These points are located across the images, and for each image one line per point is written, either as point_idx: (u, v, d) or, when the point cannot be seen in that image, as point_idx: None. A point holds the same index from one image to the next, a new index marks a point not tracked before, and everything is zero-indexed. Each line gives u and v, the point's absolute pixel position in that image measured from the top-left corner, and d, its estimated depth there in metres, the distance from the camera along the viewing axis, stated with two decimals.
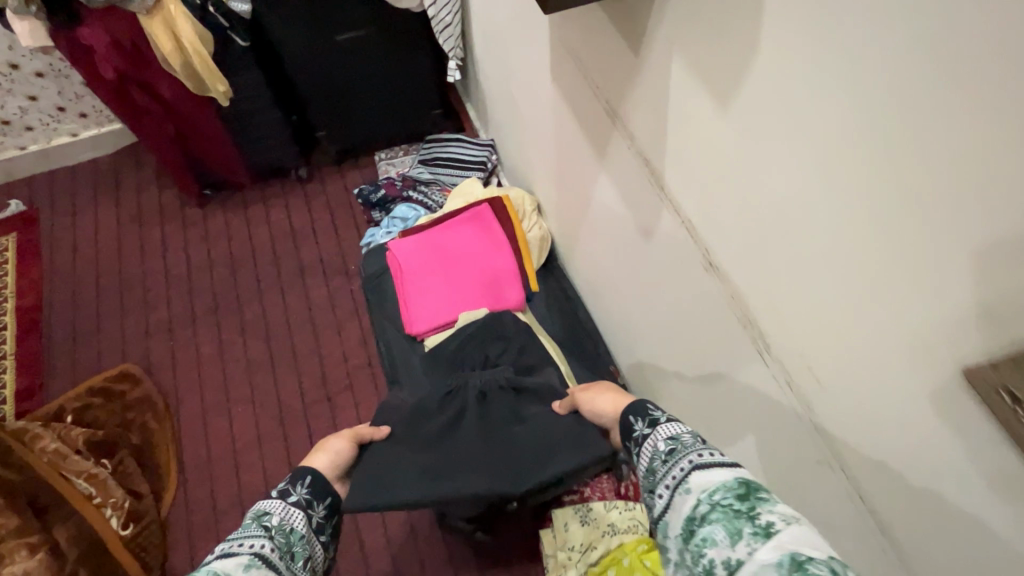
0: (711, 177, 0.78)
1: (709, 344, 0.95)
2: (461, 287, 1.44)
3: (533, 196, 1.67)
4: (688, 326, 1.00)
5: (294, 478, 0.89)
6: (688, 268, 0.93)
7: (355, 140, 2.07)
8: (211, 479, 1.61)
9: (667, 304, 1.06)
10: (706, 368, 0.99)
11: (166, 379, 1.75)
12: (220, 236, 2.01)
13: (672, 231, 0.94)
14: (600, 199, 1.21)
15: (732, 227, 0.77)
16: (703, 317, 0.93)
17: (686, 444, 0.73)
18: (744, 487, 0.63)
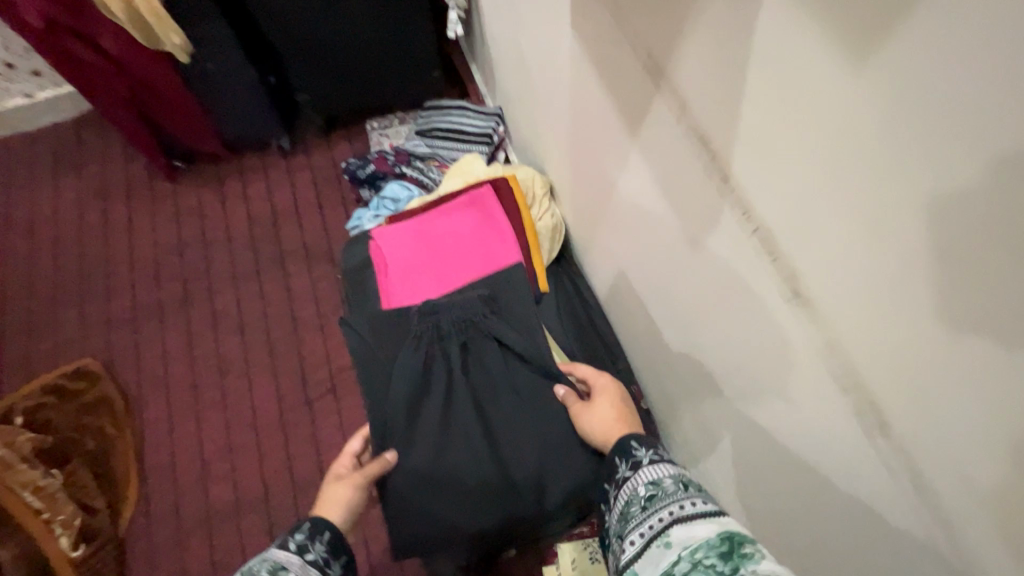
0: (814, 170, 0.53)
1: (778, 386, 0.72)
2: (451, 270, 1.23)
3: (545, 177, 1.42)
4: (746, 358, 0.77)
5: (307, 528, 0.80)
6: (754, 289, 0.69)
7: (344, 106, 1.81)
8: (175, 493, 1.43)
9: (714, 326, 0.83)
10: (770, 413, 0.76)
11: (129, 377, 1.56)
12: (192, 215, 1.79)
13: (733, 238, 0.69)
14: (628, 186, 0.97)
15: (838, 247, 0.54)
16: (775, 352, 0.70)
17: (668, 490, 0.73)
18: (727, 544, 0.59)
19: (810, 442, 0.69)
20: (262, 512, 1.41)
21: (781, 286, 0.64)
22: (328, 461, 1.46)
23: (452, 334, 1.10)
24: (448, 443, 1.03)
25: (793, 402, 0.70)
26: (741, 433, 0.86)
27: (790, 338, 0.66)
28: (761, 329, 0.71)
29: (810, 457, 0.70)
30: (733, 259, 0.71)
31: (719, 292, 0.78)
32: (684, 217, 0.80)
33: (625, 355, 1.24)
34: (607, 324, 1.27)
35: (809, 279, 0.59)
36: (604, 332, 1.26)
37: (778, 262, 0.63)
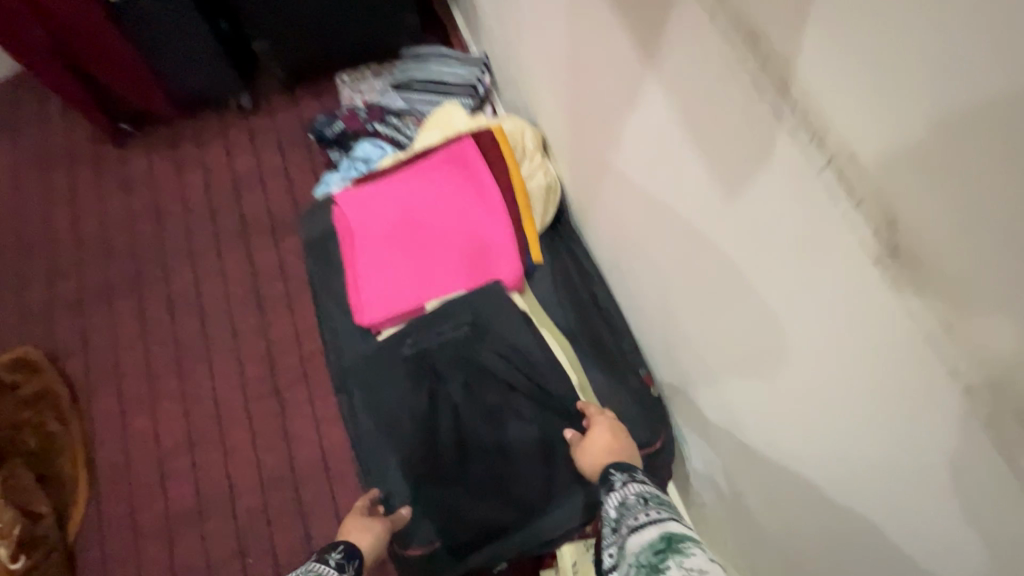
0: (956, 53, 0.34)
1: (853, 370, 0.54)
2: (439, 283, 1.02)
3: (537, 128, 1.22)
4: (805, 334, 0.60)
5: (343, 549, 0.85)
6: (820, 245, 0.52)
7: (308, 56, 1.62)
8: (130, 493, 1.28)
9: (757, 295, 0.65)
10: (836, 402, 0.59)
11: (76, 367, 1.39)
12: (143, 184, 1.59)
13: (794, 176, 0.52)
14: (641, 124, 0.79)
15: (990, 175, 0.35)
16: (851, 326, 0.52)
17: (629, 506, 0.71)
18: (664, 544, 0.63)
19: (893, 442, 0.52)
20: (228, 514, 1.26)
21: (872, 239, 0.45)
22: (301, 456, 1.31)
23: (449, 376, 0.93)
24: (457, 501, 0.89)
25: (874, 391, 0.53)
26: (790, 426, 0.69)
27: (880, 307, 0.47)
28: (833, 297, 0.53)
29: (889, 460, 0.54)
30: (797, 200, 0.53)
31: (767, 250, 0.60)
32: (725, 150, 0.61)
33: (631, 334, 1.07)
34: (611, 298, 1.09)
35: (917, 225, 0.41)
36: (607, 306, 1.08)
37: (875, 216, 0.44)
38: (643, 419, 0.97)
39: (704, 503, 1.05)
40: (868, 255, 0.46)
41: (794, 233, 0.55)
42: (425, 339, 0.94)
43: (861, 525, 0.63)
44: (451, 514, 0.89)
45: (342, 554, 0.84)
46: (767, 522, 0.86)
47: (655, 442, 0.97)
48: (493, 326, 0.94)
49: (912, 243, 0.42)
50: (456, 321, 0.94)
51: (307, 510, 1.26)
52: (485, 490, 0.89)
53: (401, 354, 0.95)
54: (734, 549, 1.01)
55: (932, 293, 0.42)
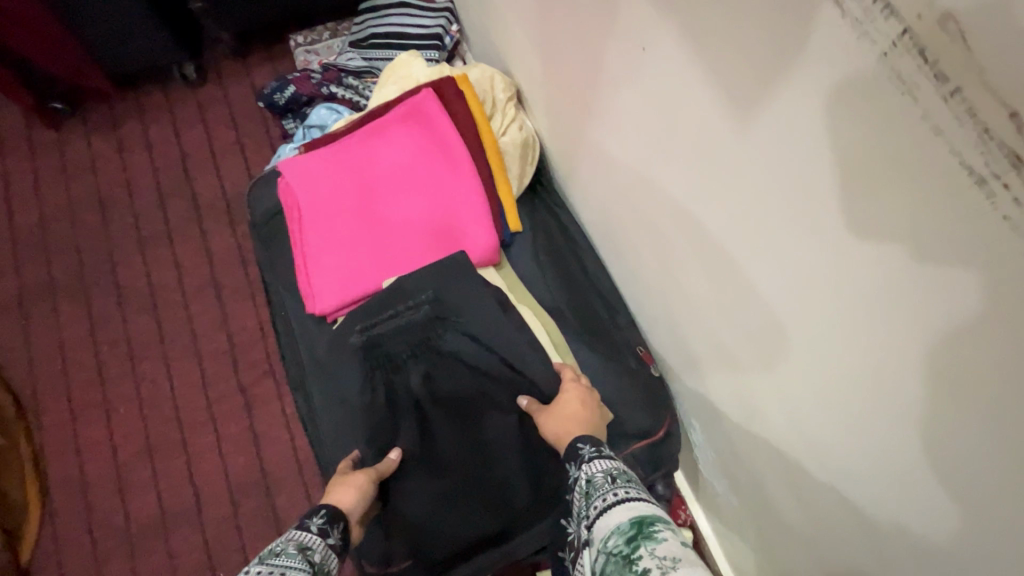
0: None
1: (926, 329, 0.42)
2: (396, 255, 0.89)
3: (510, 78, 1.07)
4: (854, 287, 0.47)
5: (325, 512, 0.68)
6: (879, 169, 0.40)
7: (254, 15, 1.43)
8: (87, 508, 1.17)
9: (792, 244, 0.52)
10: (893, 370, 0.47)
11: (20, 373, 1.27)
12: (83, 169, 1.45)
13: (852, 74, 0.39)
14: (626, 52, 0.67)
15: None
16: (925, 272, 0.40)
17: (595, 486, 0.60)
18: (635, 528, 0.53)
19: (998, 420, 0.39)
20: (195, 525, 1.16)
21: (977, 149, 0.33)
22: (271, 458, 1.20)
23: (406, 365, 0.80)
24: (423, 503, 0.77)
25: (958, 354, 0.40)
26: (832, 402, 0.57)
27: (982, 243, 0.35)
28: (901, 238, 0.40)
29: (992, 446, 0.40)
30: (849, 110, 0.40)
31: (802, 184, 0.47)
32: (738, 65, 0.49)
33: (626, 307, 0.94)
34: (601, 267, 0.96)
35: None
36: (597, 277, 0.95)
37: (982, 116, 0.32)
38: (644, 402, 0.85)
39: (718, 491, 0.94)
40: (967, 174, 0.34)
41: (845, 153, 0.42)
42: (374, 323, 0.80)
43: (930, 526, 0.51)
44: (418, 519, 0.77)
45: (324, 518, 0.68)
46: (791, 514, 0.75)
47: (658, 429, 0.84)
48: (453, 303, 0.81)
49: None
50: (412, 302, 0.81)
51: (280, 516, 1.16)
52: (455, 486, 0.78)
53: (350, 343, 0.81)
54: (750, 539, 0.91)
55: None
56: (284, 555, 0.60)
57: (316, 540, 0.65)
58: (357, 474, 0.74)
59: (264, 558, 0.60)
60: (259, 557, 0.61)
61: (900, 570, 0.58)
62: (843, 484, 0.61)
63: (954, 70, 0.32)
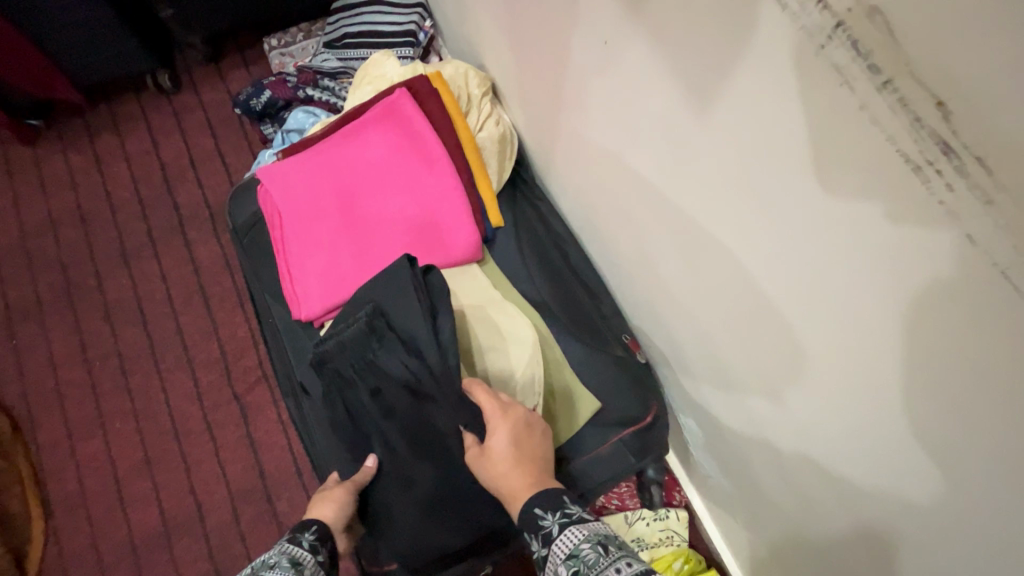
0: None
1: (890, 306, 0.43)
2: (380, 258, 0.90)
3: (484, 72, 1.08)
4: (824, 269, 0.48)
5: (315, 530, 0.70)
6: (832, 157, 0.41)
7: (224, 19, 1.42)
8: (90, 523, 1.18)
9: (757, 226, 0.53)
10: (862, 345, 0.48)
11: (12, 395, 1.27)
12: (62, 185, 1.44)
13: (796, 66, 0.40)
14: (591, 45, 0.68)
15: None
16: (885, 254, 0.41)
17: (589, 563, 0.53)
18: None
19: (960, 390, 0.41)
20: (199, 534, 1.17)
21: (910, 137, 0.34)
22: (269, 464, 1.21)
23: (355, 381, 0.76)
24: (407, 512, 0.78)
25: (921, 328, 0.41)
26: (811, 380, 0.58)
27: (924, 224, 0.36)
28: (860, 219, 0.41)
29: (958, 415, 0.42)
30: (802, 98, 0.41)
31: (768, 168, 0.48)
32: (702, 54, 0.50)
33: (610, 296, 0.95)
34: (585, 258, 0.97)
35: (977, 105, 0.30)
36: (581, 268, 0.96)
37: (912, 105, 0.33)
38: (632, 390, 0.86)
39: (709, 472, 0.96)
40: (903, 160, 0.35)
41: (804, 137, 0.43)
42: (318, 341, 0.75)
43: (906, 494, 0.53)
44: (401, 527, 0.79)
45: (314, 535, 0.70)
46: (778, 491, 0.77)
47: (647, 415, 0.86)
48: (393, 314, 0.78)
49: (973, 132, 0.30)
50: (350, 316, 0.77)
51: (282, 521, 1.17)
52: (435, 497, 0.78)
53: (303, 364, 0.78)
54: (741, 516, 0.93)
55: (1010, 203, 0.30)
56: (275, 569, 0.62)
57: (307, 556, 0.67)
58: (337, 488, 0.76)
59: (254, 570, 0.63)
60: (253, 570, 0.63)
61: (878, 536, 0.61)
62: (821, 459, 0.63)
63: (885, 62, 0.34)
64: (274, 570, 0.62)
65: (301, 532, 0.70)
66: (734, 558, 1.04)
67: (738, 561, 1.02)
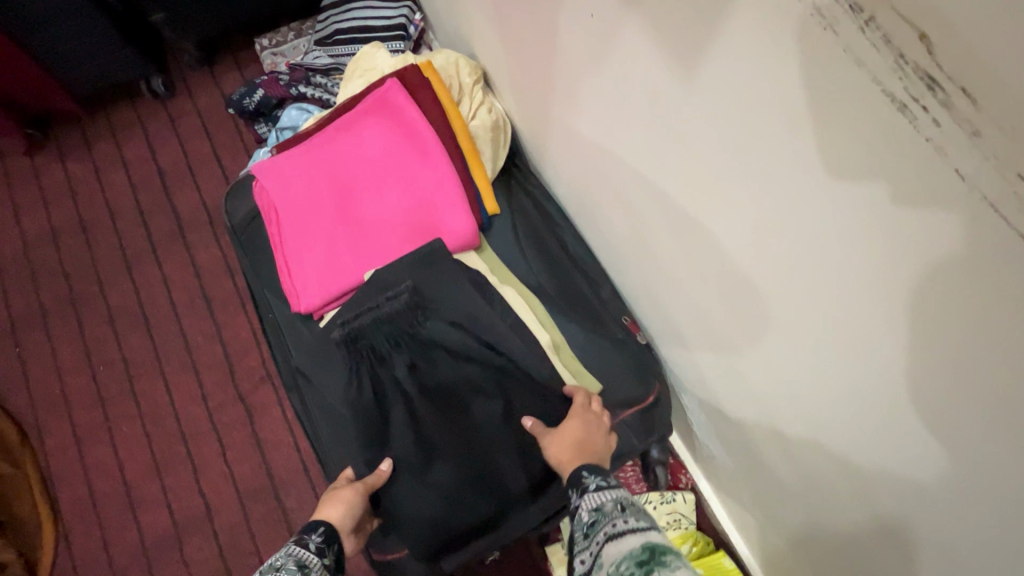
0: None
1: (880, 263, 0.42)
2: (374, 248, 0.90)
3: (474, 61, 1.08)
4: (815, 233, 0.48)
5: (323, 531, 0.71)
6: (818, 115, 0.41)
7: (215, 21, 1.42)
8: (101, 527, 1.19)
9: (748, 192, 0.53)
10: (852, 308, 0.48)
11: (19, 403, 1.28)
12: (61, 193, 1.45)
13: (779, 22, 0.40)
14: (576, 21, 0.67)
15: None
16: (877, 209, 0.40)
17: (605, 513, 0.58)
18: (646, 553, 0.49)
19: (952, 343, 0.40)
20: (208, 535, 1.17)
21: (895, 74, 0.34)
22: (277, 463, 1.21)
23: (389, 355, 0.81)
24: (419, 498, 0.78)
25: (910, 283, 0.41)
26: (808, 348, 0.57)
27: (911, 170, 0.36)
28: (848, 172, 0.41)
29: (950, 371, 0.41)
30: (785, 51, 0.41)
31: (755, 129, 0.48)
32: (686, 19, 0.50)
33: (609, 280, 0.95)
34: (581, 243, 0.97)
35: (960, 32, 0.29)
36: (578, 253, 0.96)
37: (896, 41, 0.33)
38: (633, 371, 0.86)
39: (713, 453, 0.96)
40: (890, 101, 0.35)
41: (789, 92, 0.42)
42: (355, 315, 0.80)
43: (902, 464, 0.52)
44: (415, 514, 0.78)
45: (322, 537, 0.71)
46: (782, 469, 0.77)
47: (648, 396, 0.86)
48: (432, 294, 0.82)
49: (956, 61, 0.30)
50: (391, 292, 0.82)
51: (291, 519, 1.17)
52: (446, 480, 0.79)
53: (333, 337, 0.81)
54: (748, 497, 0.93)
55: (996, 131, 0.30)
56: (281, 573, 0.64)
57: (314, 558, 0.68)
58: (346, 489, 0.76)
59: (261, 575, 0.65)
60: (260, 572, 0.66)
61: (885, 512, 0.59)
62: (824, 434, 0.63)
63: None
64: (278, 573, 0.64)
65: (310, 533, 0.72)
66: (744, 540, 1.03)
67: (748, 543, 1.02)
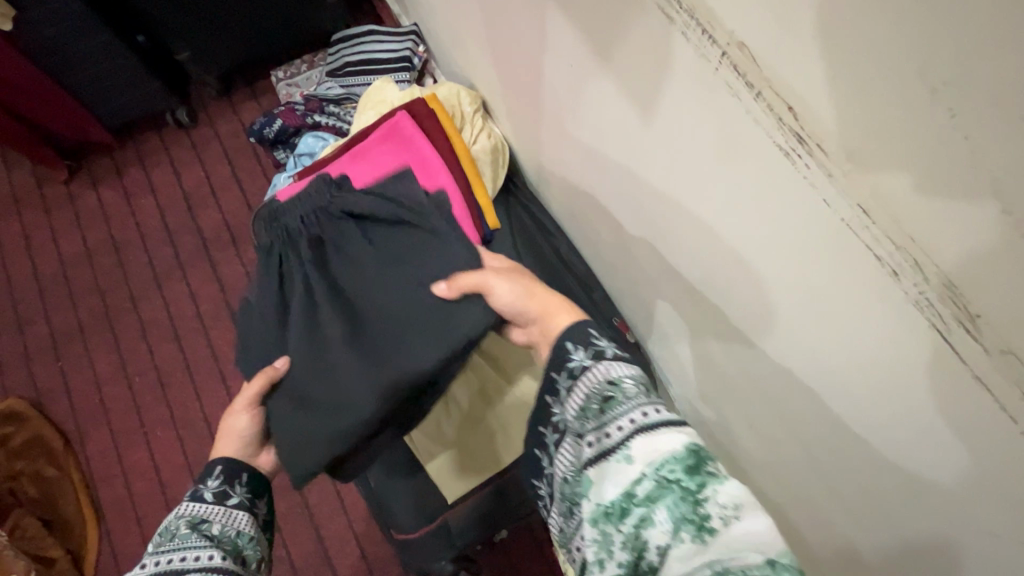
0: None
1: (810, 263, 0.53)
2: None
3: (474, 90, 1.20)
4: (755, 244, 0.59)
5: (220, 472, 0.67)
6: (749, 155, 0.53)
7: (235, 56, 1.55)
8: (140, 524, 1.29)
9: (702, 210, 0.66)
10: (790, 306, 0.59)
11: (61, 411, 1.39)
12: (95, 217, 1.56)
13: (715, 88, 0.53)
14: (561, 66, 0.80)
15: (855, 59, 0.39)
16: (789, 228, 0.53)
17: (629, 395, 0.53)
18: (692, 458, 0.48)
19: (853, 326, 0.52)
20: None
21: (779, 131, 0.48)
22: None
23: (299, 232, 0.75)
24: (322, 393, 0.68)
25: (821, 280, 0.53)
26: (764, 337, 0.67)
27: (802, 198, 0.50)
28: (768, 199, 0.54)
29: (858, 348, 0.53)
30: (717, 107, 0.54)
31: (707, 157, 0.59)
32: (648, 69, 0.61)
33: (601, 285, 1.06)
34: (575, 253, 1.08)
35: (814, 107, 0.44)
36: (572, 263, 1.06)
37: (775, 108, 0.47)
38: None
39: None
40: (779, 149, 0.49)
41: (723, 132, 0.55)
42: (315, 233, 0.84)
43: (842, 433, 0.62)
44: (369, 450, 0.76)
45: (220, 480, 0.66)
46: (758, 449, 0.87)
47: None
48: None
49: (815, 127, 0.45)
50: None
51: (313, 512, 1.26)
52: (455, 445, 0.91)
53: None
54: None
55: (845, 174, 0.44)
56: (178, 540, 0.59)
57: (214, 508, 0.64)
58: (236, 418, 0.72)
59: (156, 546, 0.59)
60: (153, 549, 0.59)
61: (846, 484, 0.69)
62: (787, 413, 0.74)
63: (756, 80, 0.48)
64: (171, 541, 0.59)
65: (206, 480, 0.67)
66: None
67: None
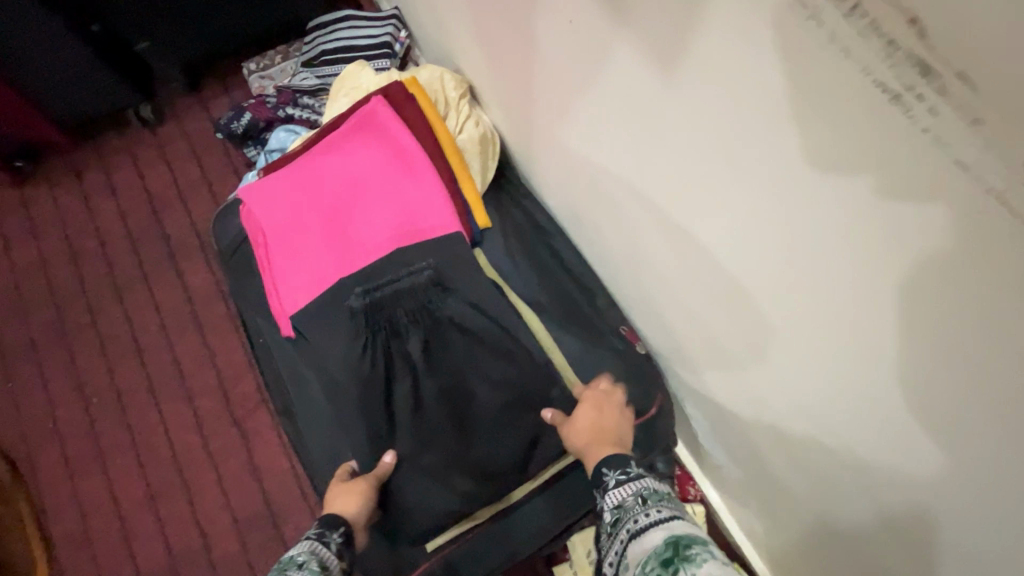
0: None
1: (892, 255, 0.42)
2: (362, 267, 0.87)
3: (460, 75, 1.08)
4: (814, 233, 0.48)
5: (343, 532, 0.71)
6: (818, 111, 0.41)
7: (204, 47, 1.43)
8: (95, 563, 1.16)
9: (743, 195, 0.54)
10: (862, 309, 0.48)
11: (10, 439, 1.25)
12: (52, 223, 1.44)
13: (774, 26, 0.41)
14: (563, 31, 0.69)
15: None
16: (864, 208, 0.42)
17: (627, 509, 0.60)
18: (671, 549, 0.50)
19: (969, 339, 0.40)
20: (205, 566, 1.14)
21: (886, 63, 0.35)
22: (274, 490, 1.19)
23: (406, 330, 0.82)
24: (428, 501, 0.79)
25: (917, 273, 0.41)
26: (821, 345, 0.55)
27: (915, 159, 0.36)
28: (848, 169, 0.41)
29: (965, 364, 0.41)
30: (778, 46, 0.42)
31: (753, 119, 0.47)
32: (670, 19, 0.51)
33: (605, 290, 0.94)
34: (575, 253, 0.96)
35: (946, 19, 0.31)
36: (573, 265, 0.95)
37: (883, 27, 0.34)
38: (633, 380, 0.84)
39: (721, 463, 0.94)
40: (882, 91, 0.36)
41: (784, 78, 0.42)
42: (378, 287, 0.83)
43: (924, 465, 0.50)
44: (427, 496, 0.79)
45: (341, 538, 0.71)
46: (795, 480, 0.74)
47: (651, 407, 0.84)
48: (452, 276, 0.85)
49: (946, 46, 0.31)
50: (412, 269, 0.84)
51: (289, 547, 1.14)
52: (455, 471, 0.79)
53: (350, 304, 0.83)
54: (761, 513, 0.90)
55: (997, 116, 0.30)
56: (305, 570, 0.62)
57: (333, 560, 0.67)
58: (359, 482, 0.77)
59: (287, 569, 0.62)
60: (282, 567, 0.63)
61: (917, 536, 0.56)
62: (834, 441, 0.62)
63: None
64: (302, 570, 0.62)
65: (329, 531, 0.71)
66: (756, 553, 1.00)
67: (760, 555, 0.99)
